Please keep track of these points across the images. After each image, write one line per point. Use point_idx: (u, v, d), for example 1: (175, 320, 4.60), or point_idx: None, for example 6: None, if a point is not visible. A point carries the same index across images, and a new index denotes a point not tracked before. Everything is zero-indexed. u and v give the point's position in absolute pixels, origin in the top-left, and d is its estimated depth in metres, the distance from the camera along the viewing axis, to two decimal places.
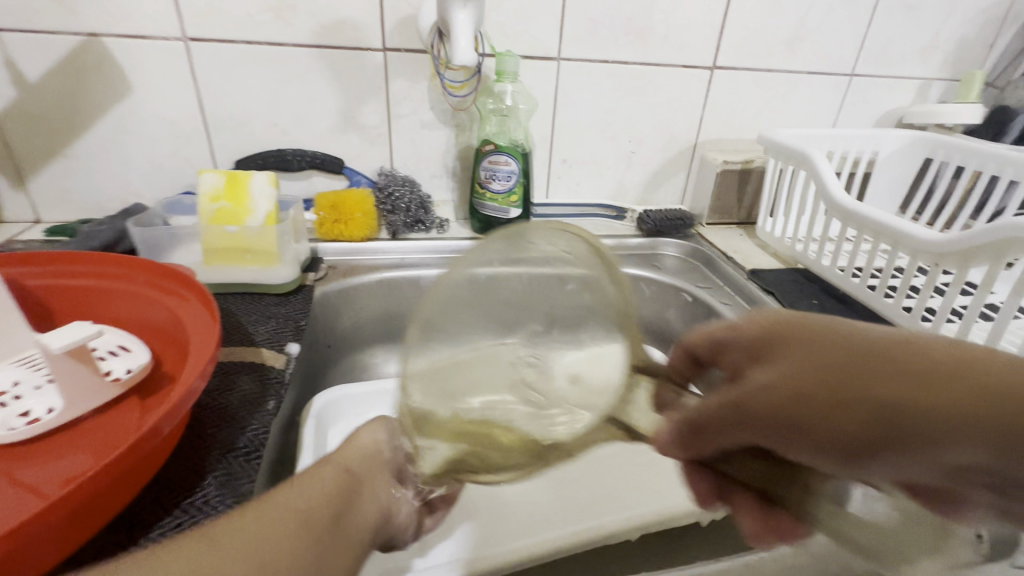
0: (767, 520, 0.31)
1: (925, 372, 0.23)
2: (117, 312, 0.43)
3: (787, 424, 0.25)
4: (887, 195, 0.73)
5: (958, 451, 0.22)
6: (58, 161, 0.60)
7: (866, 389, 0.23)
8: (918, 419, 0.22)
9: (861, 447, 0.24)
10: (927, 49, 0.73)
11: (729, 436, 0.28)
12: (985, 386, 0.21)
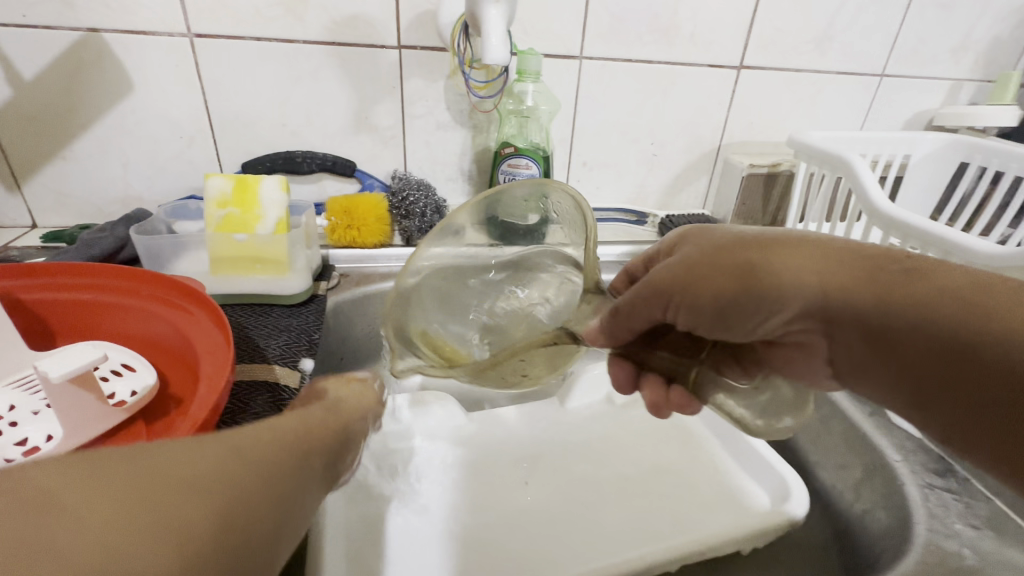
0: (668, 392, 0.36)
1: (794, 246, 0.30)
2: (121, 328, 0.40)
3: (683, 289, 0.32)
4: (918, 201, 0.70)
5: (797, 297, 0.29)
6: (54, 163, 0.57)
7: (741, 256, 0.31)
8: (771, 273, 0.29)
9: (730, 301, 0.31)
10: (959, 49, 0.71)
11: (641, 315, 0.33)
12: (817, 253, 0.30)
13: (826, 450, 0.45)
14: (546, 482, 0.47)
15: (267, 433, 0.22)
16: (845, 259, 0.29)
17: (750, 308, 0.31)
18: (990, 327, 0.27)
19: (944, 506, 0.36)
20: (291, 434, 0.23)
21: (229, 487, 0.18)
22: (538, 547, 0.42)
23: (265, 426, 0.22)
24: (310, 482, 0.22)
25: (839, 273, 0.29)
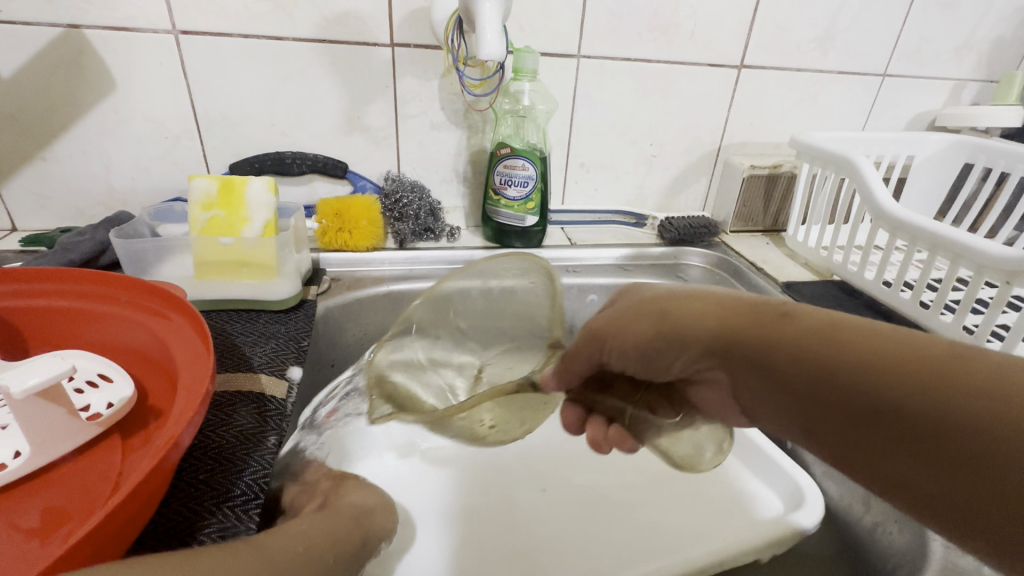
0: (607, 430, 0.36)
1: (706, 296, 0.30)
2: (97, 338, 0.38)
3: (610, 339, 0.32)
4: (921, 203, 0.69)
5: (704, 341, 0.29)
6: (34, 165, 0.56)
7: (655, 306, 0.31)
8: (678, 320, 0.30)
9: (646, 347, 0.31)
10: (962, 48, 0.70)
11: (581, 360, 0.33)
12: (725, 305, 0.29)
13: None
14: (543, 494, 0.46)
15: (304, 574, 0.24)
16: (742, 308, 0.29)
17: (665, 355, 0.30)
18: (923, 366, 0.23)
19: None
20: (301, 548, 0.26)
21: None
22: (535, 564, 0.40)
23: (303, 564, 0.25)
24: None
25: (742, 317, 0.28)
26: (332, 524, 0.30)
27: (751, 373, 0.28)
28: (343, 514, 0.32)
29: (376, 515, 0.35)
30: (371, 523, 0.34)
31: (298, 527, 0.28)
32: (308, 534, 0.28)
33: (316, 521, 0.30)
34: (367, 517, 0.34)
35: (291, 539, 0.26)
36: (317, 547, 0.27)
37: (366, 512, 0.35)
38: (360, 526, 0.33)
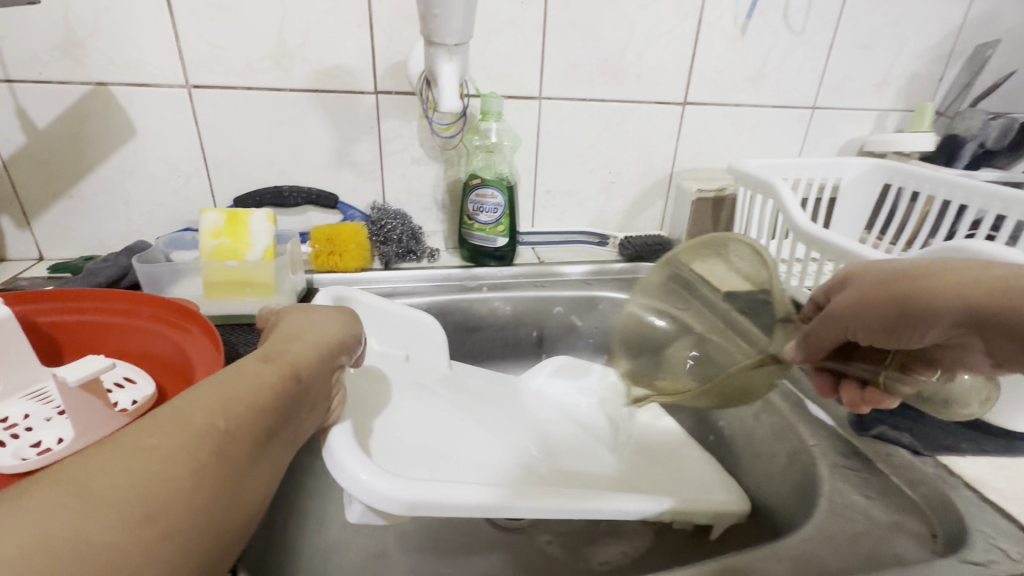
0: (863, 393, 0.40)
1: (930, 276, 0.33)
2: (123, 346, 0.46)
3: (847, 322, 0.36)
4: (852, 219, 0.77)
5: (931, 320, 0.32)
6: (62, 202, 0.63)
7: (888, 289, 0.34)
8: (902, 295, 0.33)
9: (891, 324, 0.34)
10: (881, 84, 0.79)
11: (822, 336, 0.38)
12: (963, 279, 0.31)
13: (759, 444, 0.50)
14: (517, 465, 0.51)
15: (176, 470, 0.21)
16: (964, 284, 0.31)
17: (927, 327, 0.33)
18: None
19: (845, 480, 0.40)
20: (187, 424, 0.23)
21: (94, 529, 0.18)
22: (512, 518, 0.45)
23: (174, 457, 0.21)
24: (224, 465, 0.23)
25: (990, 295, 0.30)
26: (246, 376, 0.28)
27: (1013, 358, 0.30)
28: (265, 361, 0.30)
29: (317, 351, 0.34)
30: (310, 359, 0.33)
31: (174, 407, 0.24)
32: (200, 401, 0.25)
33: (217, 377, 0.27)
34: (305, 355, 0.33)
35: (173, 416, 0.23)
36: (200, 414, 0.24)
37: (302, 352, 0.33)
38: (277, 367, 0.30)
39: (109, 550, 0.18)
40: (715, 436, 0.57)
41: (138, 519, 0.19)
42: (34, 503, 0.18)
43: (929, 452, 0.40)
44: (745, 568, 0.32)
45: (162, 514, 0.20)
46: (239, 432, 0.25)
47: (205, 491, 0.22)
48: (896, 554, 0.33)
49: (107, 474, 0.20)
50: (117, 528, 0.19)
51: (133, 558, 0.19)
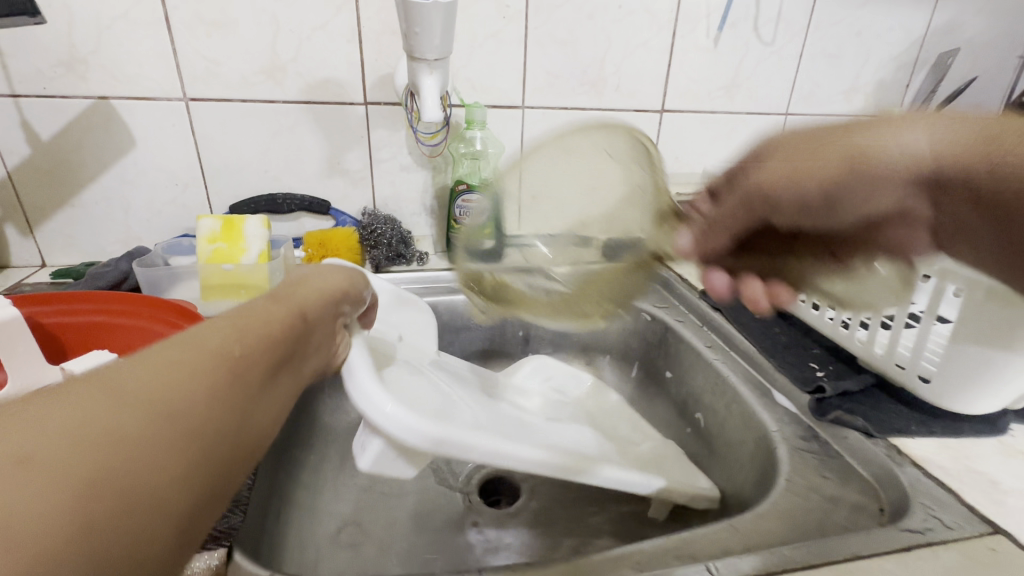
0: (765, 284, 0.45)
1: (847, 134, 0.36)
2: (125, 345, 0.48)
3: (775, 201, 0.37)
4: None
5: (889, 160, 0.34)
6: (63, 211, 0.66)
7: (841, 147, 0.35)
8: (813, 163, 0.35)
9: (828, 193, 0.36)
10: (850, 90, 0.83)
11: (735, 224, 0.40)
12: (871, 138, 0.35)
13: (730, 432, 0.53)
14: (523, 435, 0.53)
15: (198, 379, 0.21)
16: (893, 149, 0.34)
17: (835, 195, 0.36)
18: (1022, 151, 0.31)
19: (804, 462, 0.42)
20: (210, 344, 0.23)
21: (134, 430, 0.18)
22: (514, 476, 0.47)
23: (194, 369, 0.21)
24: (246, 389, 0.23)
25: (954, 148, 0.33)
26: (256, 312, 0.28)
27: (952, 232, 0.37)
28: (272, 303, 0.31)
29: (321, 301, 0.35)
30: (313, 306, 0.33)
31: (194, 330, 0.24)
32: (217, 325, 0.25)
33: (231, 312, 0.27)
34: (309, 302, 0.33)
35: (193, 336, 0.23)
36: (222, 337, 0.24)
37: (307, 299, 0.33)
38: (285, 310, 0.30)
39: (150, 450, 0.18)
40: (692, 428, 0.60)
41: (168, 418, 0.19)
42: (67, 403, 0.18)
43: (880, 434, 0.43)
44: (701, 538, 0.34)
45: (189, 418, 0.20)
46: (251, 358, 0.24)
47: (231, 407, 0.22)
48: (840, 526, 0.36)
49: (131, 378, 0.19)
50: (147, 424, 0.18)
51: (165, 455, 0.18)
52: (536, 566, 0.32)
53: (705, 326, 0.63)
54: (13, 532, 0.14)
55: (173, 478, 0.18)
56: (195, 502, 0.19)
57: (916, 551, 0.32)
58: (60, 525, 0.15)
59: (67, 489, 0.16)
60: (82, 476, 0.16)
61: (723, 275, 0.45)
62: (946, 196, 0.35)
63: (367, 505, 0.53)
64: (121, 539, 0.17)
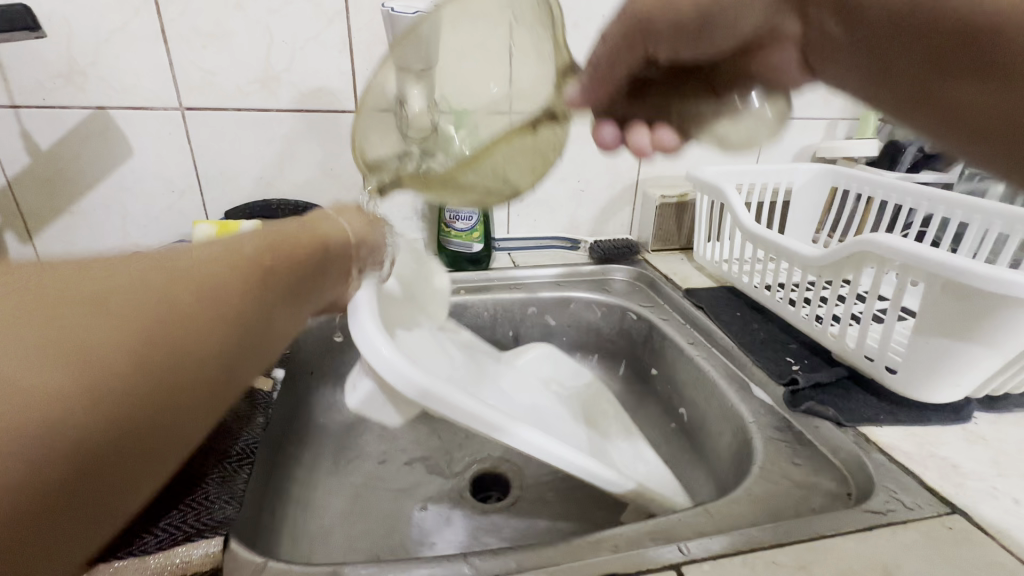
0: (653, 135, 0.45)
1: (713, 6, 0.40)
2: None
3: (650, 36, 0.41)
4: (806, 220, 0.82)
5: None
6: (62, 218, 0.68)
7: None
8: None
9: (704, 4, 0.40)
10: (829, 94, 0.85)
11: (620, 64, 0.42)
12: None
13: (710, 426, 0.54)
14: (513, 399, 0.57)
15: (212, 277, 0.22)
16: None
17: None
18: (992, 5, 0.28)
19: (777, 451, 0.44)
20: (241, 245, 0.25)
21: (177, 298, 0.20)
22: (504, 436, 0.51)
23: (210, 269, 0.22)
24: (275, 292, 0.25)
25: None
26: (286, 228, 0.30)
27: (820, 48, 0.40)
28: (302, 222, 0.32)
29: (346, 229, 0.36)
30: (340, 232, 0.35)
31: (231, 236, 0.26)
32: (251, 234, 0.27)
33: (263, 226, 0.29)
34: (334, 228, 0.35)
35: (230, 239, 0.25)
36: (255, 242, 0.26)
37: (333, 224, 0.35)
38: (312, 231, 0.32)
39: (189, 316, 0.20)
40: (676, 422, 0.61)
41: (181, 306, 0.20)
42: (120, 270, 0.20)
43: (850, 423, 0.45)
44: (677, 523, 0.36)
45: (203, 308, 0.21)
46: (280, 267, 0.26)
47: (261, 299, 0.24)
48: (811, 509, 0.38)
49: (145, 271, 0.21)
50: (160, 310, 0.20)
51: (177, 336, 0.20)
52: (519, 549, 0.34)
53: (688, 324, 0.66)
54: (78, 361, 0.17)
55: (185, 358, 0.20)
56: (207, 385, 0.20)
57: (879, 530, 0.34)
58: (115, 360, 0.18)
59: (81, 356, 0.17)
60: (131, 329, 0.19)
61: (613, 128, 0.45)
62: (813, 7, 0.38)
63: (361, 500, 0.55)
64: (133, 403, 0.18)
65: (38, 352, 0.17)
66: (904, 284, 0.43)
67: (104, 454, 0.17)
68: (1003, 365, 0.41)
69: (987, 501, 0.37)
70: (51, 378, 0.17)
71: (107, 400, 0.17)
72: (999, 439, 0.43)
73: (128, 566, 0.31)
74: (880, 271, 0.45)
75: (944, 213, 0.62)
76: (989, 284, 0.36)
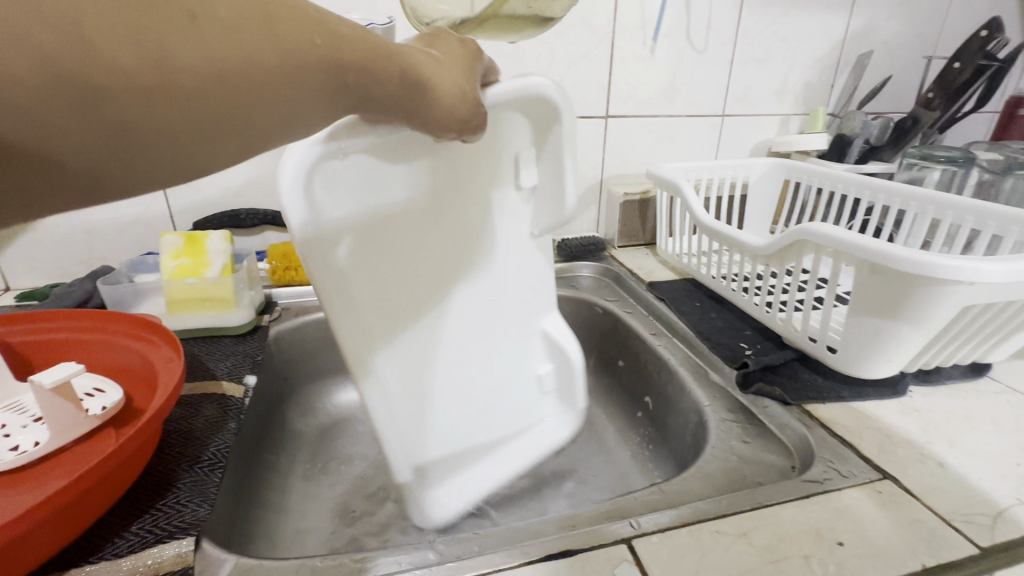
0: None
1: None
2: (96, 360, 0.50)
3: None
4: (762, 212, 0.86)
5: None
6: (26, 236, 0.68)
7: None
8: None
9: None
10: (781, 91, 0.89)
11: None
12: None
13: (673, 413, 0.57)
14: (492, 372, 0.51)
15: (278, 53, 0.18)
16: None
17: None
18: None
19: (729, 430, 0.47)
20: (321, 43, 0.19)
21: (209, 68, 0.16)
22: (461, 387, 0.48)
23: (281, 43, 0.18)
24: (316, 110, 0.21)
25: None
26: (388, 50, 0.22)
27: None
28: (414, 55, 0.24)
29: (455, 107, 0.26)
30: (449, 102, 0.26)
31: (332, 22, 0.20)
32: (348, 33, 0.20)
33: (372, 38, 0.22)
34: (428, 98, 0.25)
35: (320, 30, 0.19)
36: (333, 49, 0.20)
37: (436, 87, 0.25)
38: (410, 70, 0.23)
39: (195, 89, 0.17)
40: (642, 411, 0.63)
41: (216, 72, 0.17)
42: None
43: (795, 402, 0.48)
44: (631, 502, 0.38)
45: (241, 84, 0.17)
46: (337, 86, 0.21)
47: (293, 109, 0.20)
48: (756, 482, 0.41)
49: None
50: (200, 57, 0.16)
51: (187, 103, 0.17)
52: (483, 534, 0.36)
53: (651, 316, 0.68)
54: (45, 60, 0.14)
55: (180, 119, 0.17)
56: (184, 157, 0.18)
57: (814, 497, 0.37)
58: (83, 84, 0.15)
59: (87, 56, 0.15)
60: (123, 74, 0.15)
61: None
62: None
63: (338, 500, 0.56)
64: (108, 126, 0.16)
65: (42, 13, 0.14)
66: (838, 270, 0.46)
67: (32, 157, 0.16)
68: (928, 341, 0.44)
69: (916, 465, 0.40)
70: (48, 51, 0.14)
71: (74, 118, 0.16)
72: (930, 409, 0.46)
73: (100, 570, 0.32)
74: (818, 257, 0.48)
75: (886, 202, 0.66)
76: (908, 267, 0.39)
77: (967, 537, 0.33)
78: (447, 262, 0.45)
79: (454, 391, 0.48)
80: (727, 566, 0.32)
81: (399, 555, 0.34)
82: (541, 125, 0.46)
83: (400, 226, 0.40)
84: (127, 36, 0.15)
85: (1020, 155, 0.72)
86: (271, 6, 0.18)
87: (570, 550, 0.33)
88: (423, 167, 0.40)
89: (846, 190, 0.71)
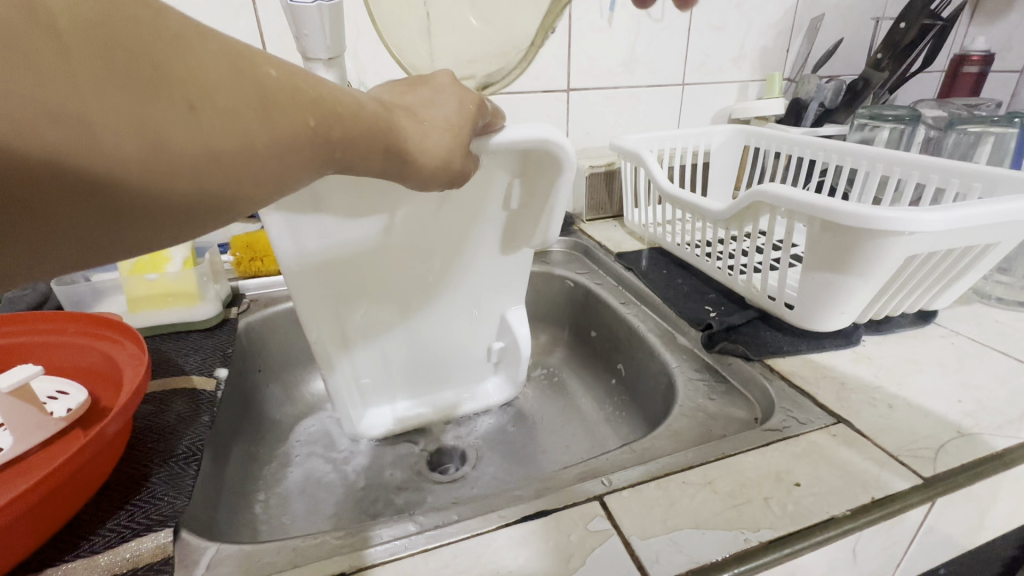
0: None
1: None
2: (57, 362, 0.48)
3: None
4: (725, 179, 0.88)
5: None
6: None
7: None
8: None
9: None
10: (738, 58, 0.90)
11: None
12: None
13: (644, 378, 0.58)
14: (459, 363, 0.55)
15: (272, 133, 0.20)
16: None
17: None
18: None
19: (696, 389, 0.49)
20: (310, 122, 0.21)
21: (205, 151, 0.18)
22: (422, 375, 0.53)
23: (274, 127, 0.20)
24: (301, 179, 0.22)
25: None
26: (369, 120, 0.24)
27: None
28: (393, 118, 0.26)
29: (436, 161, 0.28)
30: (424, 156, 0.28)
31: (321, 100, 0.22)
32: (333, 110, 0.22)
33: (356, 110, 0.23)
34: (404, 157, 0.27)
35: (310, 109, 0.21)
36: (319, 127, 0.22)
37: (412, 144, 0.27)
38: (389, 135, 0.25)
39: (192, 172, 0.18)
40: (616, 378, 0.65)
41: (206, 150, 0.18)
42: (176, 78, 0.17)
43: (757, 357, 0.49)
44: (604, 462, 0.40)
45: (233, 163, 0.19)
46: (323, 158, 0.22)
47: (280, 181, 0.21)
48: (721, 435, 0.43)
49: (219, 75, 0.18)
50: (197, 141, 0.18)
51: (177, 179, 0.18)
52: (462, 503, 0.37)
53: (621, 287, 0.70)
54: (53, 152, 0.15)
55: (171, 195, 0.18)
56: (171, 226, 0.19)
57: (775, 444, 0.39)
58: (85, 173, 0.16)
59: (90, 144, 0.16)
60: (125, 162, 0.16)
61: None
62: None
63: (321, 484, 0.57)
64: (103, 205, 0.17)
65: (42, 102, 0.15)
66: (792, 228, 0.48)
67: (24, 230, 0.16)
68: (877, 291, 0.46)
69: (868, 409, 0.42)
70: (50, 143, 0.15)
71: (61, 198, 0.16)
72: (882, 356, 0.49)
73: (77, 567, 0.32)
74: (773, 217, 0.50)
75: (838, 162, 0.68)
76: (851, 221, 0.41)
77: (913, 469, 0.36)
78: (424, 276, 0.46)
79: (415, 376, 0.53)
80: (694, 513, 0.33)
81: (380, 530, 0.35)
82: (536, 166, 0.43)
83: (383, 258, 0.43)
84: (127, 125, 0.16)
85: (962, 111, 0.75)
86: (268, 91, 0.20)
87: (546, 510, 0.34)
88: (415, 206, 0.42)
89: (802, 153, 0.73)
